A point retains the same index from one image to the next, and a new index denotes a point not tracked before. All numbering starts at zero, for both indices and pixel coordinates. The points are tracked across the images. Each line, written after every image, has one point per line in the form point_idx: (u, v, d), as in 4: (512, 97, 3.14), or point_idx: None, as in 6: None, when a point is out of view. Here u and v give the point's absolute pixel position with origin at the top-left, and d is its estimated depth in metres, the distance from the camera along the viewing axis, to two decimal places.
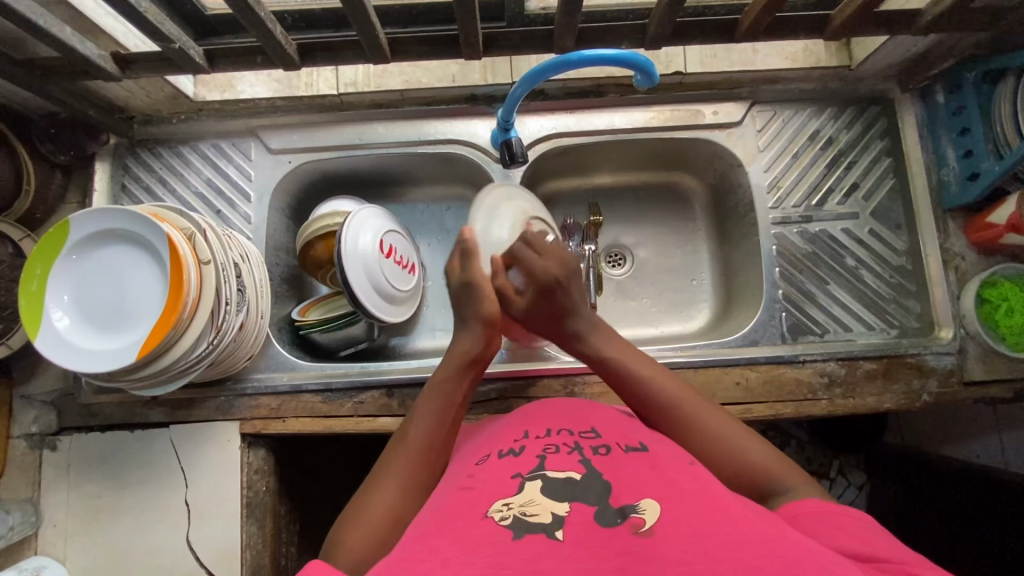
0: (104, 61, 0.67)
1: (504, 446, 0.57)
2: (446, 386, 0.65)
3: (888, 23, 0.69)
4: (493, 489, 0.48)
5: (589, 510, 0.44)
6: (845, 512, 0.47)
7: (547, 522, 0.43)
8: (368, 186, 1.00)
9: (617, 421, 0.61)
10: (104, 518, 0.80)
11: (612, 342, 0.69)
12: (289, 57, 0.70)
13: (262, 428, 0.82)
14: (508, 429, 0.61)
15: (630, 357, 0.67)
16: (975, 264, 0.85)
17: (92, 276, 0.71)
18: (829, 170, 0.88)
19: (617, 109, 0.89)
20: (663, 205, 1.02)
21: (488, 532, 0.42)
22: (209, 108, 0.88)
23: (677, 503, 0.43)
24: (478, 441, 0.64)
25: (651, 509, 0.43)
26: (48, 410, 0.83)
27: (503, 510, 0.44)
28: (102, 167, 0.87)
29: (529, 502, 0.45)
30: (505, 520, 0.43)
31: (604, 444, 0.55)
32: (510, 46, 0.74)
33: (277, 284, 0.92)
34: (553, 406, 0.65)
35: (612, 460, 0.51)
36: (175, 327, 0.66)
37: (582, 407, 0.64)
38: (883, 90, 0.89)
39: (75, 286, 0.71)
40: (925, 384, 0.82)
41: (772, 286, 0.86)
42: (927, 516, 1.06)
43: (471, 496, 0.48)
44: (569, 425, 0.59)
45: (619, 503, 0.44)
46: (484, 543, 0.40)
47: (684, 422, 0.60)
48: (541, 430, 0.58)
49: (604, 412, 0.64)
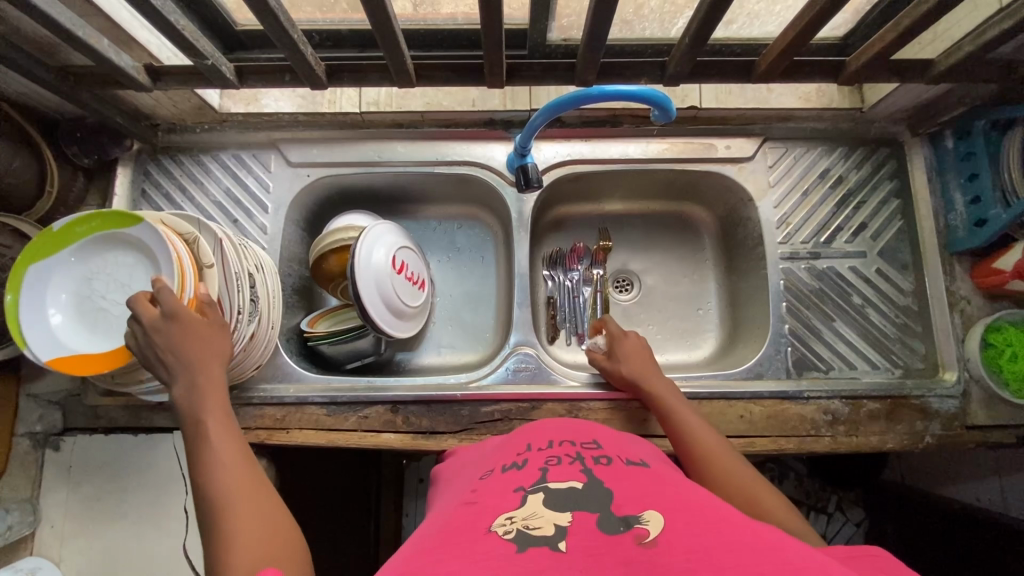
0: (137, 73, 0.69)
1: (508, 461, 0.57)
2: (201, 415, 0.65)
3: (901, 71, 0.71)
4: (495, 503, 0.49)
5: (592, 522, 0.44)
6: (847, 547, 0.47)
7: (550, 535, 0.42)
8: (382, 202, 1.01)
9: (619, 439, 0.61)
10: (103, 521, 0.80)
11: (674, 397, 0.76)
12: (317, 76, 0.71)
13: (265, 438, 0.82)
14: (511, 444, 0.62)
15: (683, 415, 0.73)
16: (980, 308, 0.85)
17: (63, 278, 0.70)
18: (838, 209, 0.90)
19: (631, 139, 0.90)
20: (674, 234, 1.03)
21: (493, 545, 0.42)
22: (232, 119, 0.90)
23: (679, 515, 0.44)
24: (479, 458, 0.64)
25: (654, 520, 0.43)
26: (53, 410, 0.83)
27: (506, 525, 0.44)
28: (123, 172, 0.89)
29: (532, 515, 0.45)
30: (508, 533, 0.43)
31: (605, 455, 0.55)
32: (532, 77, 0.76)
33: (288, 294, 0.93)
34: (554, 423, 0.65)
35: (612, 472, 0.52)
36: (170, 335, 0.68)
37: (580, 424, 0.64)
38: (893, 133, 0.91)
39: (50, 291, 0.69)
40: (928, 426, 0.82)
41: (778, 320, 0.87)
42: (927, 558, 1.06)
43: (475, 510, 0.48)
44: (571, 438, 0.60)
45: (621, 514, 0.44)
46: (490, 556, 0.40)
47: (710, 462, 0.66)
48: (543, 442, 0.59)
49: (604, 430, 0.64)
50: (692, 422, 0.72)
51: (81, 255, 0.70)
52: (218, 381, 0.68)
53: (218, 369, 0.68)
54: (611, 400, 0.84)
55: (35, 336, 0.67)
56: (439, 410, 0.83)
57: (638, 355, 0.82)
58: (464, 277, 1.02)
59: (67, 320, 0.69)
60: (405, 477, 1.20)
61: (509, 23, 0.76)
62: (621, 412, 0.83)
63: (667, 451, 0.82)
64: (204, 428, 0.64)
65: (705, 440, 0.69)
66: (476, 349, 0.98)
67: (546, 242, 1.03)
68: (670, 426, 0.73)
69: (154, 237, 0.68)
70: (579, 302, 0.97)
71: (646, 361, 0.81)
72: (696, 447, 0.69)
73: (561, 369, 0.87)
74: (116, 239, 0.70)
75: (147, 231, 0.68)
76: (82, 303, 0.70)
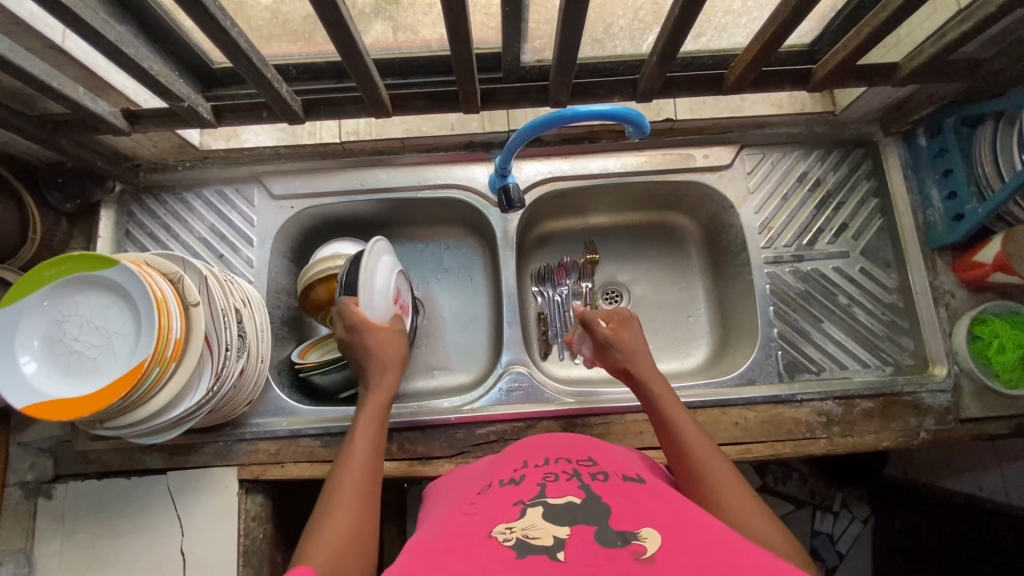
0: (115, 118, 0.69)
1: (504, 476, 0.57)
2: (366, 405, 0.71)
3: (868, 75, 0.72)
4: (495, 516, 0.49)
5: (591, 534, 0.45)
6: None
7: (550, 545, 0.44)
8: (367, 229, 1.01)
9: (614, 454, 0.62)
10: (99, 568, 0.79)
11: (666, 393, 0.71)
12: (294, 112, 0.72)
13: (260, 473, 0.81)
14: (506, 461, 0.62)
15: (682, 419, 0.68)
16: (965, 301, 0.86)
17: (35, 323, 0.69)
18: (818, 211, 0.91)
19: (610, 154, 0.91)
20: (661, 243, 1.04)
21: (493, 550, 0.43)
22: (213, 156, 0.91)
23: (676, 533, 0.44)
24: (471, 476, 0.64)
25: (652, 538, 0.44)
26: (45, 457, 0.82)
27: (507, 532, 0.46)
28: (106, 214, 0.89)
29: (533, 525, 0.46)
30: (509, 540, 0.45)
31: (602, 472, 0.55)
32: (507, 100, 0.78)
33: (277, 326, 0.93)
34: (550, 438, 0.65)
35: (611, 488, 0.52)
36: (161, 375, 0.68)
37: (577, 437, 0.64)
38: (867, 133, 0.92)
39: (19, 336, 0.68)
40: (923, 422, 0.82)
41: (766, 324, 0.88)
42: None
43: (473, 521, 0.49)
44: (567, 455, 0.59)
45: (619, 529, 0.45)
46: (489, 559, 0.42)
47: (709, 477, 0.61)
48: (539, 459, 0.59)
49: (602, 445, 0.64)
50: (686, 431, 0.66)
51: (54, 299, 0.70)
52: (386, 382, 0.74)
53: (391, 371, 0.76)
54: (605, 414, 0.84)
55: (12, 387, 0.67)
56: (434, 435, 0.83)
57: (635, 347, 0.77)
58: (453, 298, 1.02)
59: (42, 366, 0.68)
60: (408, 500, 1.19)
61: (482, 47, 0.76)
62: (617, 425, 0.83)
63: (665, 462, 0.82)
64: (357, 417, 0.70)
65: (695, 449, 0.64)
66: (469, 370, 0.98)
67: (534, 258, 1.03)
68: (666, 429, 0.68)
69: (130, 277, 0.69)
70: (568, 316, 0.98)
71: (638, 349, 0.76)
72: (695, 458, 0.63)
73: (552, 386, 0.87)
74: (88, 281, 0.70)
75: (124, 273, 0.69)
76: (56, 347, 0.69)
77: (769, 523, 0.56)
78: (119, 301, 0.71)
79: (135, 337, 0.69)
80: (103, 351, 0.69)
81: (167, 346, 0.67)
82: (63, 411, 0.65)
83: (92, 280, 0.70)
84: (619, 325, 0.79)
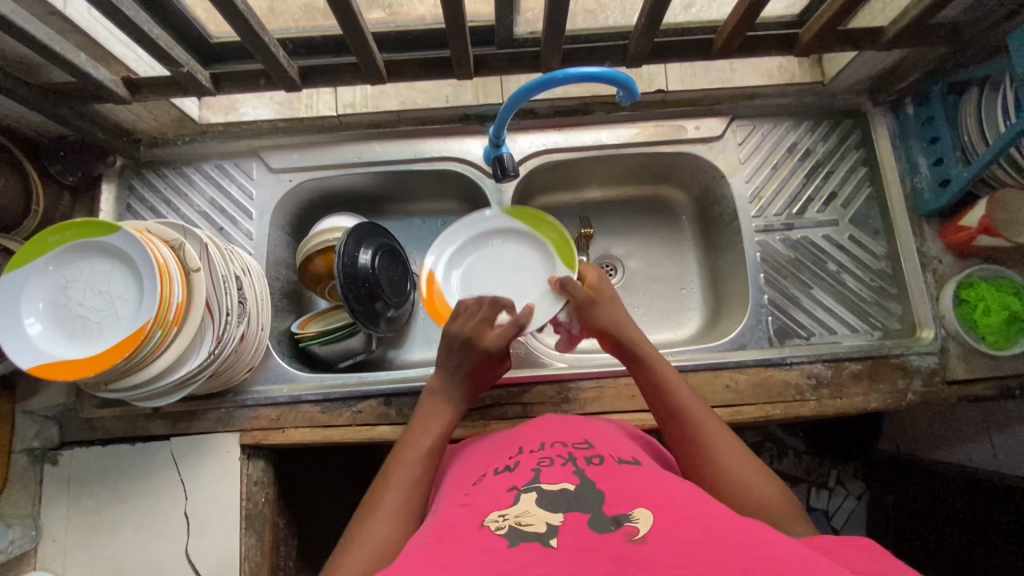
0: (116, 86, 0.71)
1: (501, 464, 0.60)
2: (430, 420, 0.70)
3: (852, 40, 0.74)
4: (487, 508, 0.51)
5: (583, 520, 0.46)
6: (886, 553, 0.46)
7: (542, 531, 0.45)
8: (365, 204, 1.03)
9: (610, 438, 0.65)
10: (105, 532, 0.81)
11: (650, 350, 0.74)
12: (291, 79, 0.73)
13: (262, 439, 0.83)
14: (508, 446, 0.64)
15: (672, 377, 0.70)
16: (952, 267, 0.87)
17: (41, 287, 0.71)
18: (808, 180, 0.92)
19: (604, 126, 0.93)
20: (654, 217, 1.05)
21: (486, 540, 0.45)
22: (212, 130, 0.92)
23: (665, 510, 0.46)
24: (479, 453, 0.67)
25: (644, 517, 0.46)
26: (50, 424, 0.84)
27: (499, 521, 0.47)
28: (108, 188, 0.91)
29: (524, 513, 0.48)
30: (501, 529, 0.46)
31: (596, 456, 0.58)
32: (500, 67, 0.79)
33: (277, 298, 0.95)
34: (548, 424, 0.68)
35: (604, 473, 0.54)
36: (163, 339, 0.69)
37: (576, 419, 0.69)
38: (856, 104, 0.94)
39: (26, 299, 0.70)
40: (910, 384, 0.84)
41: (756, 291, 0.89)
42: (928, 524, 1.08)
43: (470, 513, 0.51)
44: (562, 441, 0.63)
45: (612, 513, 0.47)
46: (482, 549, 0.43)
47: (701, 436, 0.64)
48: (535, 445, 0.62)
49: (598, 430, 0.67)
50: (676, 390, 0.69)
51: (59, 264, 0.72)
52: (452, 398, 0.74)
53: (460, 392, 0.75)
54: (599, 378, 0.85)
55: (18, 348, 0.68)
56: None
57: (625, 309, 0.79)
58: None
59: (46, 329, 0.70)
60: None
61: (475, 19, 0.78)
62: (610, 389, 0.85)
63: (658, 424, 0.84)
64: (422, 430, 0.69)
65: (689, 414, 0.66)
66: None
67: None
68: (656, 387, 0.70)
69: (131, 243, 0.70)
70: None
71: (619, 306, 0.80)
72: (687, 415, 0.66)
73: (546, 351, 0.90)
74: (91, 247, 0.72)
75: (125, 238, 0.70)
76: (60, 311, 0.71)
77: (761, 478, 0.60)
78: (123, 267, 0.72)
79: (137, 300, 0.71)
80: (106, 315, 0.71)
81: (169, 310, 0.69)
82: (69, 371, 0.67)
83: (95, 246, 0.72)
84: (598, 284, 0.82)
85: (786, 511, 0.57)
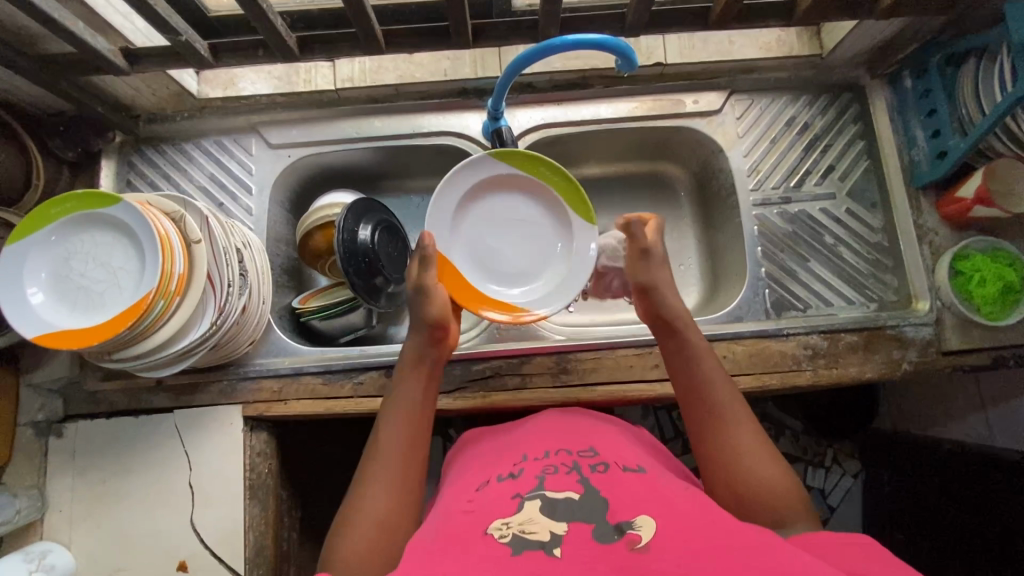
0: (114, 56, 0.71)
1: (505, 470, 0.62)
2: (408, 387, 0.71)
3: (851, 9, 0.74)
4: (491, 512, 0.53)
5: (588, 532, 0.48)
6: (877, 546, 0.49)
7: (546, 540, 0.48)
8: (363, 181, 1.03)
9: (615, 443, 0.66)
10: (110, 502, 0.82)
11: (692, 328, 0.73)
12: (289, 49, 0.73)
13: (264, 410, 0.84)
14: (516, 448, 0.66)
15: (705, 361, 0.70)
16: (948, 239, 0.88)
17: (44, 257, 0.71)
18: (806, 153, 0.93)
19: (602, 100, 0.93)
20: (652, 193, 1.06)
21: (490, 548, 0.47)
22: (211, 105, 0.92)
23: (670, 521, 0.48)
24: (492, 454, 0.68)
25: (647, 526, 0.48)
26: (54, 398, 0.85)
27: (503, 529, 0.50)
28: (107, 164, 0.91)
29: (529, 521, 0.50)
30: (505, 537, 0.49)
31: (601, 463, 0.60)
32: (498, 36, 0.78)
33: (277, 274, 0.95)
34: (556, 426, 0.70)
35: (607, 479, 0.56)
36: (165, 309, 0.70)
37: (583, 421, 0.72)
38: (854, 78, 0.94)
39: (29, 268, 0.71)
40: (905, 354, 0.85)
41: (754, 264, 0.90)
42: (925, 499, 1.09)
43: (474, 517, 0.53)
44: (568, 446, 0.64)
45: (615, 521, 0.49)
46: (487, 559, 0.46)
47: (723, 425, 0.65)
48: (540, 452, 0.63)
49: (603, 433, 0.68)
50: (708, 374, 0.68)
51: (61, 235, 0.72)
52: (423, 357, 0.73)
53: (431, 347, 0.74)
54: (597, 350, 0.86)
55: (19, 316, 0.69)
56: None
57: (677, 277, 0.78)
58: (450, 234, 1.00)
59: (49, 299, 0.71)
60: None
61: None
62: (608, 360, 0.85)
63: (655, 395, 0.85)
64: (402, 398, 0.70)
65: (719, 406, 0.66)
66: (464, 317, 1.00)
67: None
68: (686, 370, 0.70)
69: (133, 214, 0.71)
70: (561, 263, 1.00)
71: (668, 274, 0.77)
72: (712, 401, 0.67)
73: (546, 326, 0.91)
74: (90, 219, 0.72)
75: (126, 210, 0.71)
76: (62, 282, 0.71)
77: (779, 476, 0.60)
78: (122, 240, 0.73)
79: (138, 270, 0.71)
80: (108, 286, 0.71)
81: (171, 281, 0.69)
82: (71, 340, 0.68)
83: (97, 218, 0.73)
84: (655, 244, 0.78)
85: (798, 512, 0.57)
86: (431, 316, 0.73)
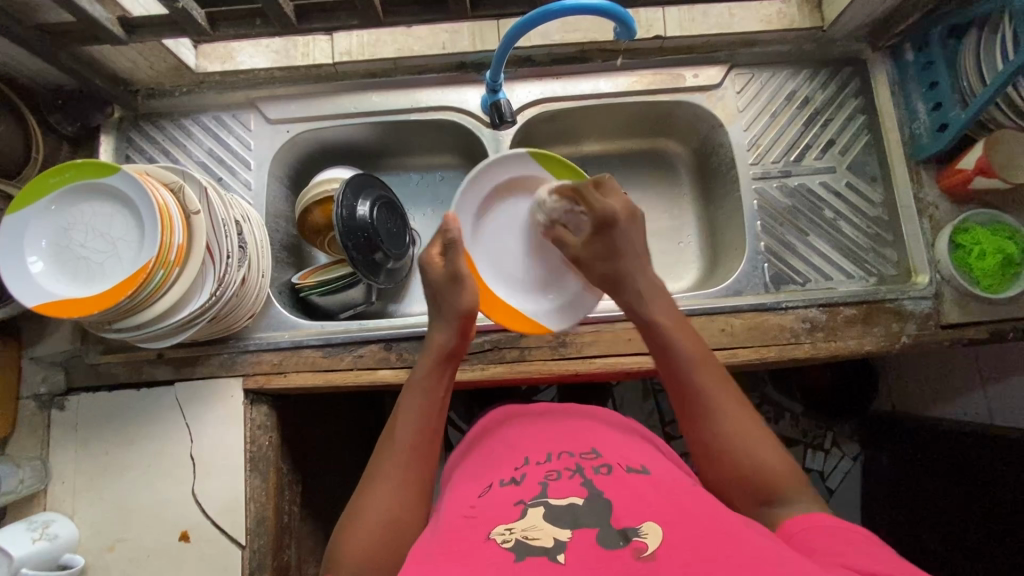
0: (111, 25, 0.70)
1: (505, 476, 0.62)
2: (427, 383, 0.69)
3: None
4: (495, 518, 0.54)
5: (592, 537, 0.48)
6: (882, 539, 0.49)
7: (549, 546, 0.48)
8: (362, 158, 1.03)
9: (618, 443, 0.66)
10: (113, 474, 0.82)
11: (669, 311, 0.70)
12: (287, 17, 0.73)
13: (264, 383, 0.85)
14: (519, 453, 0.66)
15: (682, 338, 0.67)
16: (948, 213, 0.87)
17: (41, 226, 0.72)
18: (806, 127, 0.92)
19: (601, 75, 0.92)
20: (652, 170, 1.06)
21: (492, 554, 0.48)
22: (210, 80, 0.92)
23: (675, 525, 0.48)
24: (496, 453, 0.68)
25: (654, 534, 0.48)
26: (57, 370, 0.85)
27: (505, 534, 0.50)
28: (107, 139, 0.91)
29: (532, 527, 0.51)
30: (508, 543, 0.49)
31: (604, 464, 0.60)
32: (495, 5, 0.79)
33: (277, 249, 0.95)
34: (558, 425, 0.70)
35: (611, 481, 0.57)
36: (167, 275, 0.70)
37: (586, 420, 0.71)
38: (856, 51, 0.93)
39: (26, 236, 0.71)
40: (904, 327, 0.84)
41: (754, 238, 0.90)
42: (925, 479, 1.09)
43: (477, 522, 0.54)
44: (568, 448, 0.64)
45: (620, 525, 0.49)
46: (489, 564, 0.46)
47: (704, 402, 0.63)
48: (541, 455, 0.63)
49: (605, 432, 0.69)
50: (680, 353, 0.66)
51: (61, 205, 0.72)
52: (441, 350, 0.71)
53: (453, 338, 0.72)
54: (595, 323, 0.86)
55: (20, 285, 0.69)
56: None
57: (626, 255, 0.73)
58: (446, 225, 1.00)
59: (48, 268, 0.71)
60: None
61: None
62: (606, 333, 0.86)
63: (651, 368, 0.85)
64: (417, 392, 0.68)
65: (700, 387, 0.64)
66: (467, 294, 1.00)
67: None
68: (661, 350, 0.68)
69: (131, 184, 0.71)
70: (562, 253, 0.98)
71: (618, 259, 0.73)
72: (691, 380, 0.65)
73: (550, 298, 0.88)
74: (91, 189, 0.73)
75: (125, 179, 0.71)
76: (62, 253, 0.72)
77: (767, 449, 0.60)
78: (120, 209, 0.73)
79: (139, 242, 0.71)
80: (108, 256, 0.72)
81: (171, 251, 0.69)
82: (73, 309, 0.68)
83: (94, 189, 0.73)
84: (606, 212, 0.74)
85: (790, 482, 0.58)
86: (463, 305, 0.72)
